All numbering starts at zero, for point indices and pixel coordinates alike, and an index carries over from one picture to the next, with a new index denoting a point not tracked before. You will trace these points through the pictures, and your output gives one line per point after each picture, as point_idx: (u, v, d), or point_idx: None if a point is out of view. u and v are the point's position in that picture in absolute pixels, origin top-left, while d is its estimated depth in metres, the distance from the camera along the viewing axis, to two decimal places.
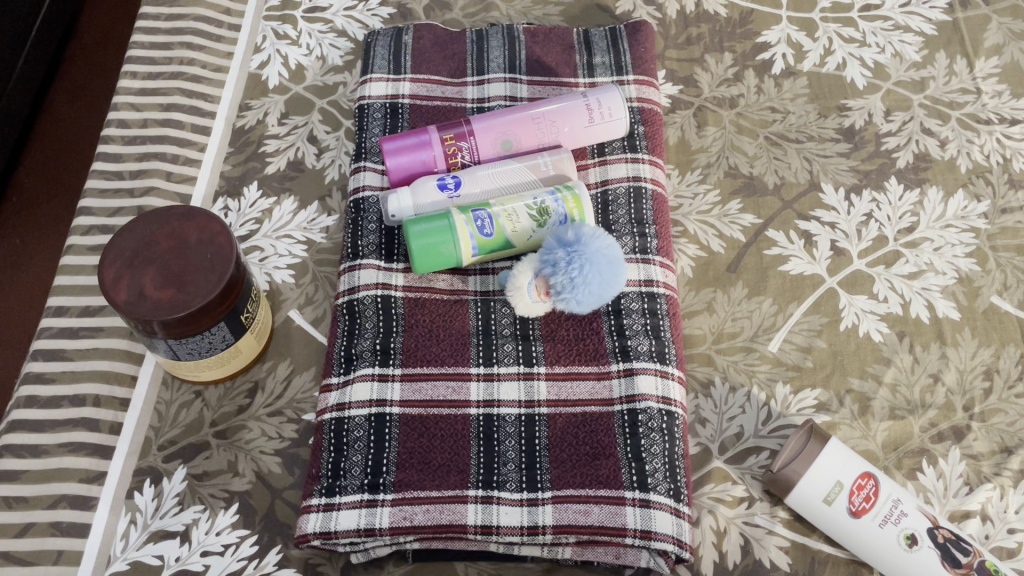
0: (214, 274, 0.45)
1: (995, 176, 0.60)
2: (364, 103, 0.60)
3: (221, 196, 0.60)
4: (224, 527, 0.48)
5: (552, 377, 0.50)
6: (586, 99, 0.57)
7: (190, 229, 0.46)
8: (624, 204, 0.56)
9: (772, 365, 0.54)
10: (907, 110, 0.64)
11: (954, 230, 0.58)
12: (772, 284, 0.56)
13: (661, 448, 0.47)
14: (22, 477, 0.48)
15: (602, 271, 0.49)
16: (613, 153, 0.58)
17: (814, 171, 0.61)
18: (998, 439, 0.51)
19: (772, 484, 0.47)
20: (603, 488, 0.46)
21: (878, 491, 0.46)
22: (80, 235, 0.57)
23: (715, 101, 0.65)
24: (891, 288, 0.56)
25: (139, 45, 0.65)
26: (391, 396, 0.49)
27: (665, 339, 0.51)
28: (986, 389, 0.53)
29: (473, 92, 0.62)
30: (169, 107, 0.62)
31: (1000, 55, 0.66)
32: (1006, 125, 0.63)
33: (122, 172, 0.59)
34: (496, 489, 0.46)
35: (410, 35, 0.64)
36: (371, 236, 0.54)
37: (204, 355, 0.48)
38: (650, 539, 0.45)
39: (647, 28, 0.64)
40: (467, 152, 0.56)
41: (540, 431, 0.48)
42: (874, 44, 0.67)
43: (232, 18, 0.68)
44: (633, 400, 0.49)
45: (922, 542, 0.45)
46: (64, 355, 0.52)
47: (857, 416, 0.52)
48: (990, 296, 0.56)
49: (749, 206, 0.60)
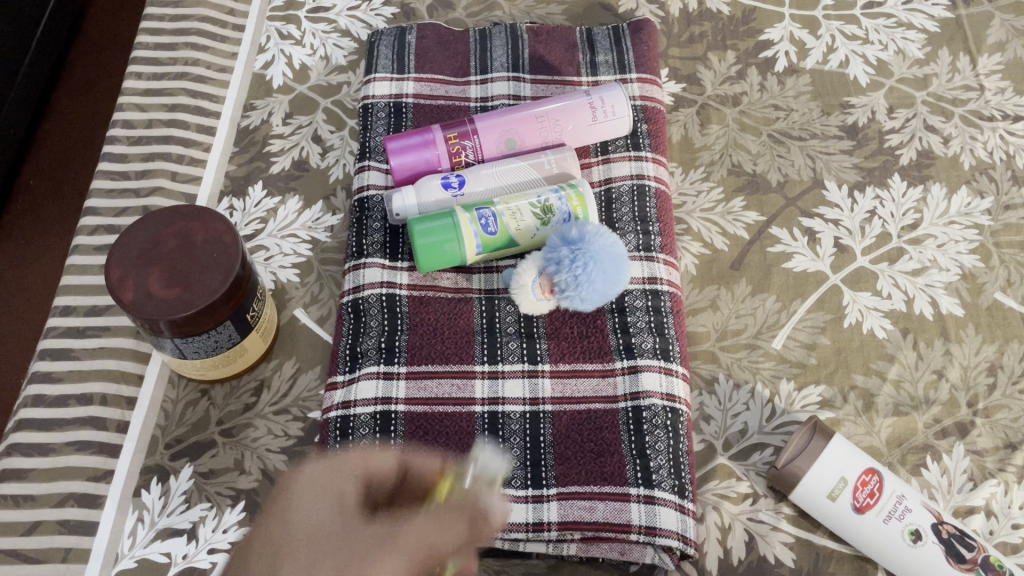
0: (220, 274, 0.45)
1: (998, 173, 0.60)
2: (368, 103, 0.60)
3: (226, 196, 0.60)
4: (230, 525, 0.48)
5: (556, 375, 0.50)
6: (590, 98, 0.57)
7: (195, 229, 0.46)
8: (627, 202, 0.56)
9: (776, 362, 0.54)
10: (910, 107, 0.64)
11: (957, 226, 0.58)
12: (776, 281, 0.57)
13: (665, 444, 0.47)
14: (30, 476, 0.48)
15: (606, 269, 0.49)
16: (617, 151, 0.58)
17: (817, 169, 0.61)
18: (1002, 435, 0.51)
19: (777, 480, 0.48)
20: (608, 484, 0.46)
21: (882, 487, 0.46)
22: (86, 235, 0.57)
23: (718, 99, 0.65)
24: (895, 285, 0.56)
25: (143, 46, 0.65)
26: (396, 394, 0.49)
27: (669, 336, 0.51)
28: (990, 386, 0.53)
29: (477, 91, 0.62)
30: (174, 107, 0.63)
31: (1003, 52, 0.66)
32: (1009, 121, 0.63)
33: (128, 173, 0.60)
34: (501, 486, 0.47)
35: (413, 35, 0.64)
36: (376, 235, 0.55)
37: (211, 354, 0.48)
38: (655, 536, 0.45)
39: (650, 26, 0.64)
40: (471, 151, 0.56)
41: (545, 429, 0.49)
42: (877, 41, 0.67)
43: (236, 18, 0.68)
44: (637, 397, 0.49)
45: (927, 537, 0.45)
46: (71, 354, 0.52)
47: (862, 412, 0.52)
48: (994, 293, 0.56)
49: (753, 204, 0.60)
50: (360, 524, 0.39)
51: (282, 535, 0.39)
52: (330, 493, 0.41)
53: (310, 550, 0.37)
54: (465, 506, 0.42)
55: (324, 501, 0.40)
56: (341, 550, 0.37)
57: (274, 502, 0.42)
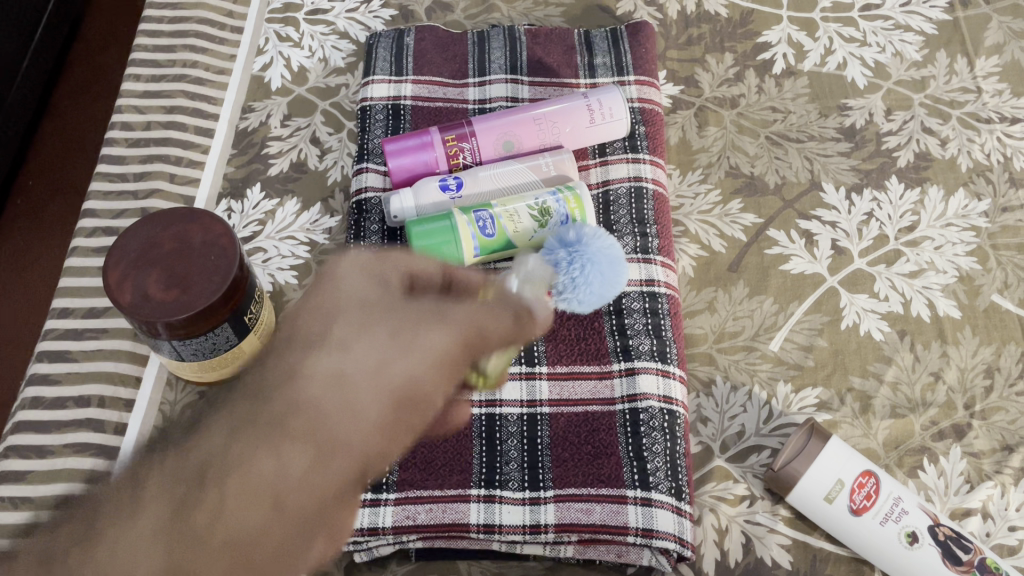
0: (217, 276, 0.45)
1: (996, 175, 0.60)
2: (366, 105, 0.61)
3: (224, 198, 0.60)
4: None
5: (553, 377, 0.50)
6: (587, 100, 0.57)
7: (194, 231, 0.46)
8: (625, 204, 0.56)
9: (773, 364, 0.54)
10: (908, 110, 0.64)
11: (954, 228, 0.58)
12: (774, 283, 0.57)
13: (662, 446, 0.47)
14: (28, 478, 0.48)
15: (603, 271, 0.49)
16: (615, 153, 0.59)
17: (815, 171, 0.61)
18: (999, 437, 0.51)
19: (773, 482, 0.48)
20: (605, 486, 0.46)
21: (879, 489, 0.46)
22: (85, 237, 0.57)
23: (716, 101, 0.65)
24: (892, 287, 0.56)
25: (141, 47, 0.65)
26: None
27: (666, 339, 0.51)
28: (987, 388, 0.53)
29: (475, 94, 0.62)
30: (172, 109, 0.63)
31: (1001, 54, 0.66)
32: (1007, 124, 0.63)
33: (126, 175, 0.60)
34: (498, 488, 0.47)
35: (411, 37, 0.64)
36: (374, 237, 0.55)
37: (209, 356, 0.48)
38: (651, 538, 0.45)
39: (647, 29, 0.64)
40: (468, 153, 0.56)
41: (542, 431, 0.49)
42: (875, 43, 0.67)
43: (234, 20, 0.68)
44: (634, 399, 0.49)
45: (924, 540, 0.45)
46: (69, 356, 0.52)
47: (859, 414, 0.52)
48: (991, 295, 0.56)
49: (750, 206, 0.60)
50: (405, 300, 0.39)
51: (329, 299, 0.38)
52: (376, 276, 0.40)
53: (362, 315, 0.37)
54: (505, 312, 0.43)
55: (366, 279, 0.40)
56: (388, 315, 0.37)
57: (314, 287, 0.40)
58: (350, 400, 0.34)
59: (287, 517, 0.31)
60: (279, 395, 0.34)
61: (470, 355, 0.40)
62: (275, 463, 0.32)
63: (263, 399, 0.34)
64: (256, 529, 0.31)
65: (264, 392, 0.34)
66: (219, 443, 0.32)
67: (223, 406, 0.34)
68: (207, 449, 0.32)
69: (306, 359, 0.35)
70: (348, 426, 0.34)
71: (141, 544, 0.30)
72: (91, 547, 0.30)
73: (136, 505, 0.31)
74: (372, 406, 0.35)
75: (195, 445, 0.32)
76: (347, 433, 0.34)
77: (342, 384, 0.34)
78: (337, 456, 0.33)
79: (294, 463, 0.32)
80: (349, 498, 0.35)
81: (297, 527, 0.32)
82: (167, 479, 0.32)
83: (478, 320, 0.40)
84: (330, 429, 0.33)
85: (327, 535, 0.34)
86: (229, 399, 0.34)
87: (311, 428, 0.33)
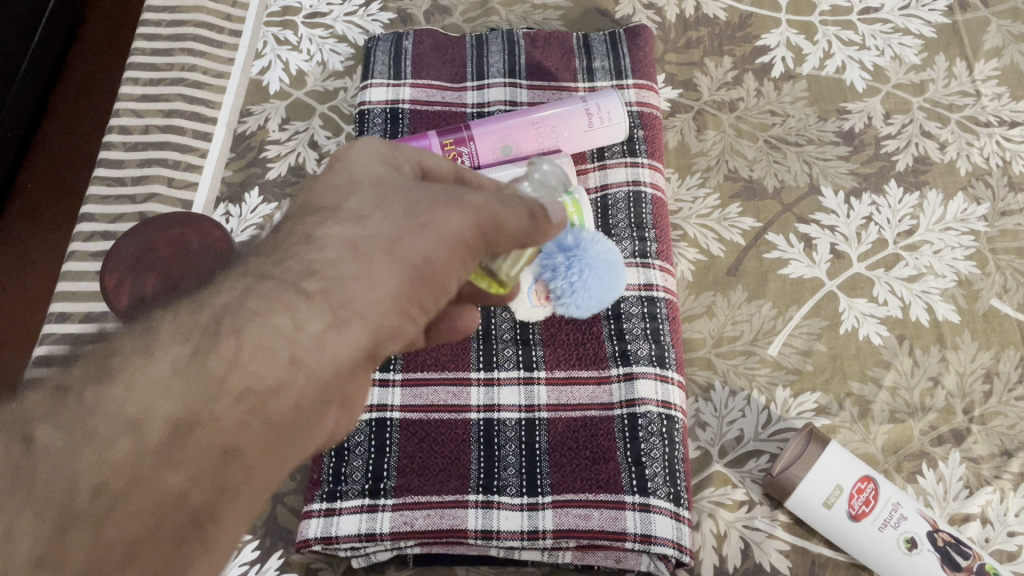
0: (197, 269, 0.42)
1: (995, 179, 0.60)
2: (364, 109, 0.61)
3: (222, 202, 0.60)
4: None
5: (552, 382, 0.50)
6: (586, 103, 0.57)
7: (190, 236, 0.46)
8: (623, 208, 0.56)
9: (772, 369, 0.54)
10: (907, 113, 0.64)
11: (953, 232, 0.58)
12: (772, 287, 0.57)
13: (660, 452, 0.47)
14: None
15: (601, 276, 0.49)
16: (613, 157, 0.59)
17: (814, 175, 0.61)
18: (997, 442, 0.51)
19: (772, 487, 0.48)
20: (603, 492, 0.46)
21: (878, 495, 0.46)
22: (82, 241, 0.57)
23: (715, 104, 0.65)
24: (891, 291, 0.56)
25: (139, 51, 0.65)
26: (391, 401, 0.49)
27: (665, 343, 0.51)
28: (986, 392, 0.53)
29: (473, 97, 0.62)
30: (170, 113, 0.63)
31: (1000, 58, 0.66)
32: (1006, 127, 0.63)
33: (124, 179, 0.60)
34: (496, 494, 0.47)
35: (409, 41, 0.64)
36: None
37: None
38: (649, 544, 0.44)
39: (646, 32, 0.64)
40: (467, 157, 0.56)
41: (540, 436, 0.49)
42: (874, 47, 0.67)
43: (232, 24, 0.68)
44: (633, 404, 0.49)
45: (922, 545, 0.45)
46: None
47: (857, 419, 0.52)
48: (990, 299, 0.56)
49: (749, 210, 0.60)
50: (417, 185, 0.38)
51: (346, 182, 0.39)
52: (389, 163, 0.40)
53: (377, 194, 0.38)
54: (525, 204, 0.36)
55: (377, 167, 0.40)
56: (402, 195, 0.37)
57: (327, 172, 0.40)
58: (366, 269, 0.35)
59: (302, 376, 0.33)
60: (295, 256, 0.35)
61: (482, 247, 0.36)
62: (289, 322, 0.33)
63: (281, 269, 0.34)
64: (274, 381, 0.32)
65: (280, 255, 0.35)
66: (234, 296, 0.33)
67: (242, 268, 0.35)
68: (222, 302, 0.33)
69: (321, 224, 0.36)
70: (362, 295, 0.35)
71: (156, 386, 0.30)
72: (106, 384, 0.30)
73: (148, 349, 0.31)
74: (388, 277, 0.35)
75: (209, 297, 0.33)
76: (363, 299, 0.35)
77: (356, 253, 0.35)
78: (354, 322, 0.34)
79: (309, 327, 0.33)
80: (358, 370, 0.36)
81: (312, 388, 0.34)
82: (182, 327, 0.32)
83: (494, 206, 0.36)
84: (346, 292, 0.34)
85: (337, 404, 0.37)
86: (248, 263, 0.36)
87: (327, 291, 0.34)
